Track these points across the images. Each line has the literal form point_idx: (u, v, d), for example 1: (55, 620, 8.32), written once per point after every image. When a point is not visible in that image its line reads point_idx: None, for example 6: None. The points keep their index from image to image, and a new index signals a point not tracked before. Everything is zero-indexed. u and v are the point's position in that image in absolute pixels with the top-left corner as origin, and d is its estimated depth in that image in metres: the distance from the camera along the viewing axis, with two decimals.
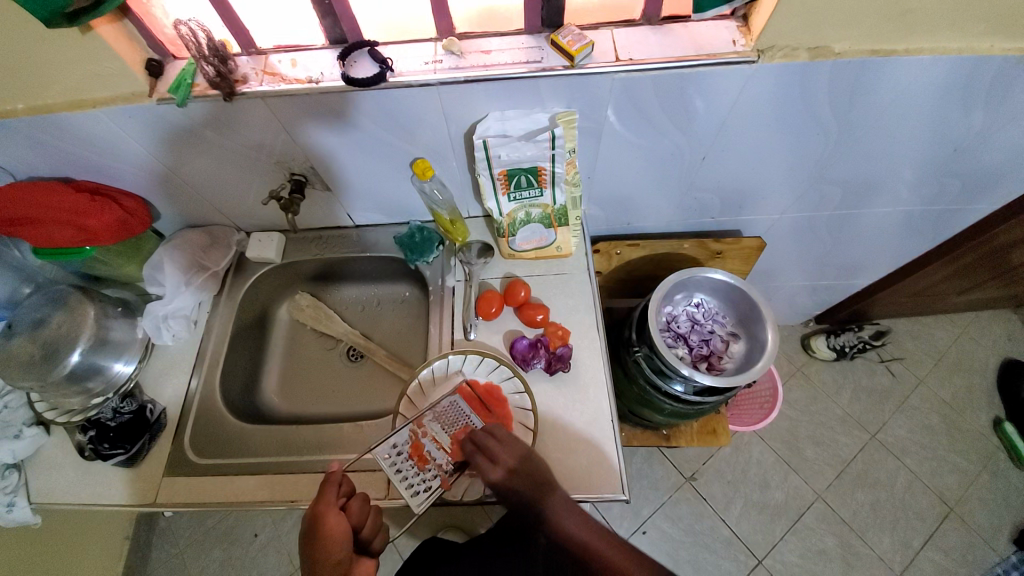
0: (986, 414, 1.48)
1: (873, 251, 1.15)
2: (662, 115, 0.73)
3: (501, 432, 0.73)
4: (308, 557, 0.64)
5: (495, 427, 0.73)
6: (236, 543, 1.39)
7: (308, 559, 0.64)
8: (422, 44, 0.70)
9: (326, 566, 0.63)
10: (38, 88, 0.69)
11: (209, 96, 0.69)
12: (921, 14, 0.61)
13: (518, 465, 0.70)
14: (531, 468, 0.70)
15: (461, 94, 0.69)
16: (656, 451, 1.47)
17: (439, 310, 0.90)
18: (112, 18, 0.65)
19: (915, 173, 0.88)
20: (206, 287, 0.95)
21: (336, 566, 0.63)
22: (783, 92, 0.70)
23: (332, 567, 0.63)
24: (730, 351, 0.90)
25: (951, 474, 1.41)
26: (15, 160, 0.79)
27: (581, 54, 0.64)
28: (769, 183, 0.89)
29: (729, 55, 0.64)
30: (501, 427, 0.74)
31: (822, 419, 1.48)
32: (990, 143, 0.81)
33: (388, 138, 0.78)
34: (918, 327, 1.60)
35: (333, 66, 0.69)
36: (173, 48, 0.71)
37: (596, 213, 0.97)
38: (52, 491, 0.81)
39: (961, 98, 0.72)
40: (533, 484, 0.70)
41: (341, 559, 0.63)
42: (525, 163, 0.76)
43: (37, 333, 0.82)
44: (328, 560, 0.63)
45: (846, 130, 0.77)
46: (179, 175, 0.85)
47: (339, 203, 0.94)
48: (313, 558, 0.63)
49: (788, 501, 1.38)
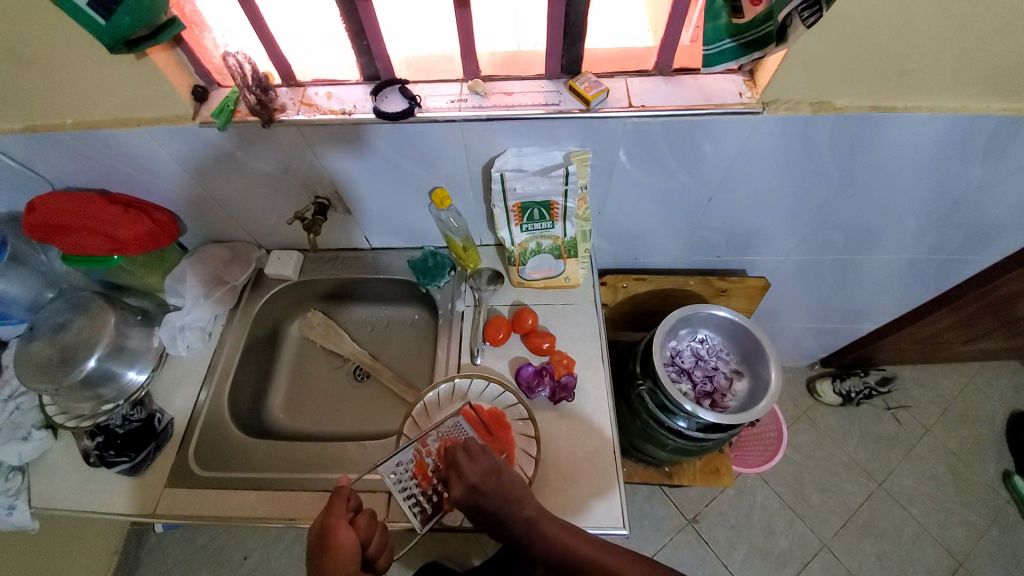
0: (995, 467, 1.45)
1: (877, 296, 1.17)
2: (672, 158, 0.77)
3: (471, 445, 0.70)
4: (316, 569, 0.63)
5: (467, 441, 0.71)
6: (224, 563, 1.37)
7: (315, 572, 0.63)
8: (449, 84, 0.75)
9: None
10: (90, 107, 0.75)
11: (247, 122, 0.74)
12: (917, 75, 0.65)
13: (482, 482, 0.67)
14: (497, 483, 0.67)
15: (482, 131, 0.74)
16: (657, 490, 1.44)
17: (447, 334, 0.92)
18: (166, 47, 0.70)
19: (917, 221, 0.90)
20: (223, 301, 0.98)
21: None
22: (786, 142, 0.74)
23: None
24: (734, 389, 0.90)
25: (959, 528, 1.37)
26: (58, 170, 0.84)
27: (596, 99, 0.69)
28: (774, 226, 0.92)
29: (735, 106, 0.69)
30: (473, 441, 0.71)
31: (828, 465, 1.46)
32: (989, 197, 0.84)
33: (409, 167, 0.82)
34: (924, 375, 1.59)
35: (365, 100, 0.74)
36: (218, 76, 0.77)
37: (605, 247, 1.00)
38: (54, 496, 0.81)
39: (958, 152, 0.75)
40: (499, 497, 0.66)
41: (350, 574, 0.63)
42: (539, 197, 0.80)
43: (56, 337, 0.84)
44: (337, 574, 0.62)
45: (848, 179, 0.80)
46: (210, 192, 0.90)
47: (358, 226, 0.98)
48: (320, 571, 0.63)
49: (792, 549, 1.34)
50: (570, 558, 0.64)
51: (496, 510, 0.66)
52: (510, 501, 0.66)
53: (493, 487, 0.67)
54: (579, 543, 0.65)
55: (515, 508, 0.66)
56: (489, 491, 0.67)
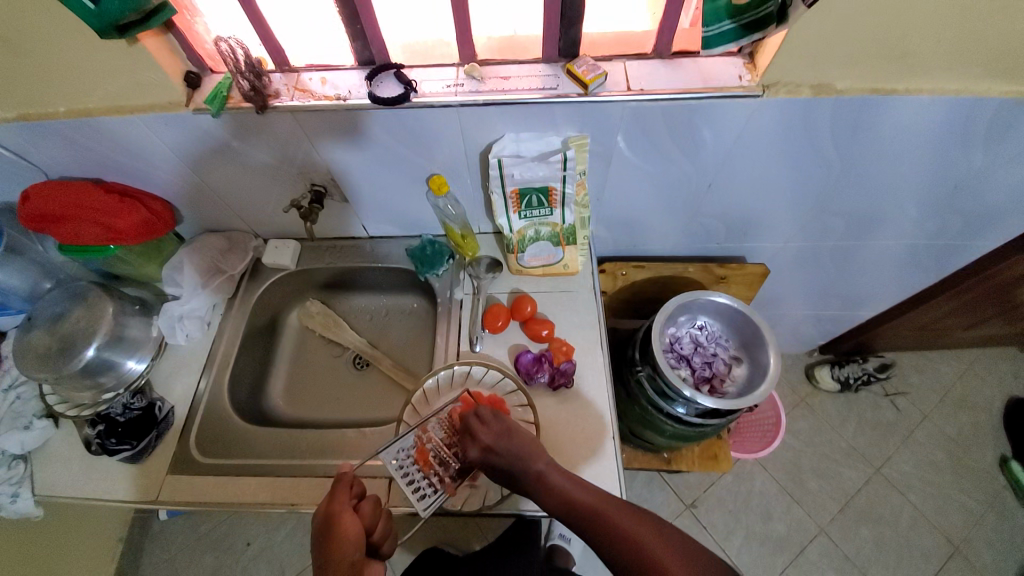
0: (991, 452, 1.46)
1: (877, 282, 1.17)
2: (672, 143, 0.76)
3: (483, 409, 0.71)
4: (321, 557, 0.63)
5: (479, 406, 0.72)
6: (228, 550, 1.38)
7: (320, 559, 0.63)
8: (446, 69, 0.74)
9: (340, 566, 0.62)
10: (81, 94, 0.74)
11: (241, 108, 0.73)
12: (920, 56, 0.64)
13: (495, 443, 0.68)
14: (510, 443, 0.67)
15: (480, 116, 0.73)
16: (656, 477, 1.45)
17: (447, 322, 0.92)
18: (157, 32, 0.69)
19: (918, 206, 0.90)
20: (221, 290, 0.98)
21: (350, 567, 0.62)
22: (787, 126, 0.73)
23: (346, 569, 0.62)
24: (733, 374, 0.90)
25: (955, 512, 1.38)
26: (51, 160, 0.84)
27: (594, 83, 0.68)
28: (774, 212, 0.91)
29: (734, 88, 0.68)
30: (484, 406, 0.72)
31: (825, 451, 1.47)
32: (991, 181, 0.83)
33: (405, 154, 0.81)
34: (922, 362, 1.60)
35: (360, 85, 0.73)
36: (211, 62, 0.76)
37: (603, 234, 0.99)
38: (57, 484, 0.82)
39: (960, 136, 0.75)
40: (512, 457, 0.67)
41: (355, 560, 0.63)
42: (537, 183, 0.79)
43: (55, 327, 0.84)
44: (342, 560, 0.62)
45: (849, 163, 0.80)
46: (206, 181, 0.89)
47: (355, 215, 0.98)
48: (325, 557, 0.63)
49: (789, 533, 1.36)
50: (578, 507, 0.64)
51: (510, 467, 0.67)
52: (524, 459, 0.66)
53: (505, 447, 0.67)
54: (586, 496, 0.64)
55: (527, 464, 0.66)
56: (501, 451, 0.67)
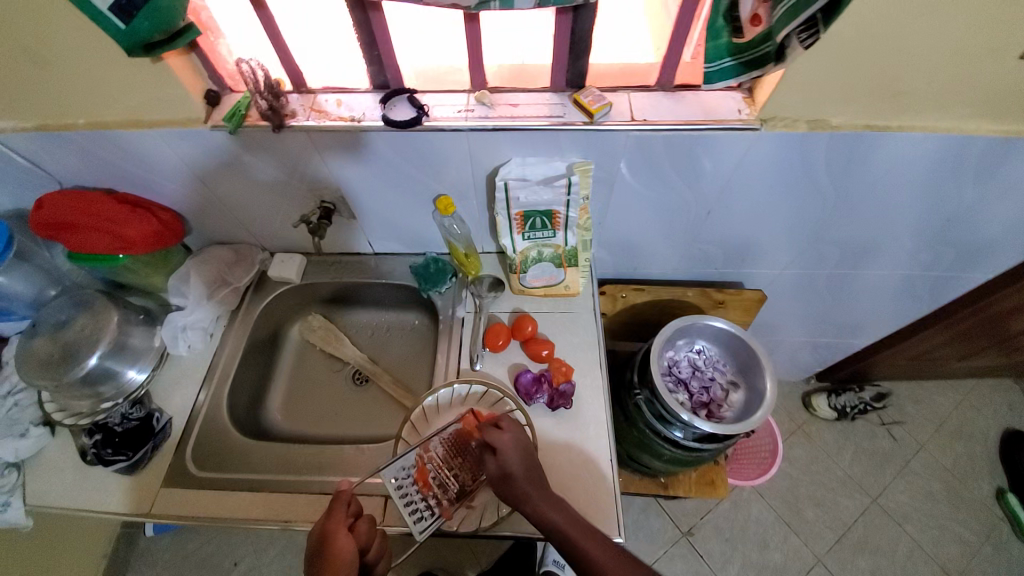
0: (989, 484, 1.45)
1: (872, 311, 1.18)
2: (672, 172, 0.78)
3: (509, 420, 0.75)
4: None
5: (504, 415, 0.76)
6: (215, 568, 1.35)
7: None
8: (456, 94, 0.77)
9: None
10: (102, 108, 0.76)
11: (258, 126, 0.76)
12: (911, 96, 0.67)
13: (516, 448, 0.71)
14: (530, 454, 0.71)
15: (487, 141, 0.75)
16: (652, 502, 1.44)
17: (448, 339, 0.93)
18: (181, 52, 0.72)
19: (912, 238, 0.92)
20: (225, 302, 0.98)
21: None
22: (784, 157, 0.75)
23: None
24: (730, 399, 0.91)
25: (954, 545, 1.37)
26: (67, 169, 0.86)
27: (599, 112, 0.71)
28: (771, 240, 0.94)
29: (733, 122, 0.71)
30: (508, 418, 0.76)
31: (823, 479, 1.46)
32: (981, 216, 0.86)
33: (414, 174, 0.83)
34: (919, 392, 1.60)
35: (373, 108, 0.76)
36: (231, 81, 0.78)
37: (604, 257, 1.01)
38: (49, 493, 0.81)
39: (951, 172, 0.77)
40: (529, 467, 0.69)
41: None
42: (542, 206, 0.81)
43: (58, 334, 0.85)
44: None
45: (844, 195, 0.82)
46: (217, 195, 0.91)
47: (361, 231, 0.99)
48: None
49: (786, 564, 1.34)
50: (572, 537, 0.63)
51: (523, 474, 0.68)
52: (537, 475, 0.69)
53: (525, 455, 0.70)
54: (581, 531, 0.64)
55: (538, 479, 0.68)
56: (522, 457, 0.70)
